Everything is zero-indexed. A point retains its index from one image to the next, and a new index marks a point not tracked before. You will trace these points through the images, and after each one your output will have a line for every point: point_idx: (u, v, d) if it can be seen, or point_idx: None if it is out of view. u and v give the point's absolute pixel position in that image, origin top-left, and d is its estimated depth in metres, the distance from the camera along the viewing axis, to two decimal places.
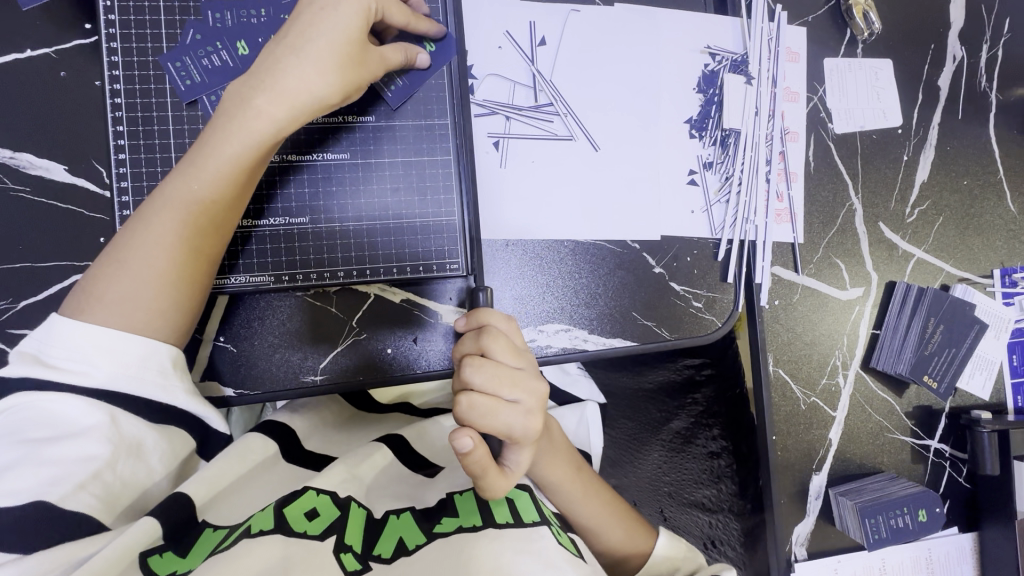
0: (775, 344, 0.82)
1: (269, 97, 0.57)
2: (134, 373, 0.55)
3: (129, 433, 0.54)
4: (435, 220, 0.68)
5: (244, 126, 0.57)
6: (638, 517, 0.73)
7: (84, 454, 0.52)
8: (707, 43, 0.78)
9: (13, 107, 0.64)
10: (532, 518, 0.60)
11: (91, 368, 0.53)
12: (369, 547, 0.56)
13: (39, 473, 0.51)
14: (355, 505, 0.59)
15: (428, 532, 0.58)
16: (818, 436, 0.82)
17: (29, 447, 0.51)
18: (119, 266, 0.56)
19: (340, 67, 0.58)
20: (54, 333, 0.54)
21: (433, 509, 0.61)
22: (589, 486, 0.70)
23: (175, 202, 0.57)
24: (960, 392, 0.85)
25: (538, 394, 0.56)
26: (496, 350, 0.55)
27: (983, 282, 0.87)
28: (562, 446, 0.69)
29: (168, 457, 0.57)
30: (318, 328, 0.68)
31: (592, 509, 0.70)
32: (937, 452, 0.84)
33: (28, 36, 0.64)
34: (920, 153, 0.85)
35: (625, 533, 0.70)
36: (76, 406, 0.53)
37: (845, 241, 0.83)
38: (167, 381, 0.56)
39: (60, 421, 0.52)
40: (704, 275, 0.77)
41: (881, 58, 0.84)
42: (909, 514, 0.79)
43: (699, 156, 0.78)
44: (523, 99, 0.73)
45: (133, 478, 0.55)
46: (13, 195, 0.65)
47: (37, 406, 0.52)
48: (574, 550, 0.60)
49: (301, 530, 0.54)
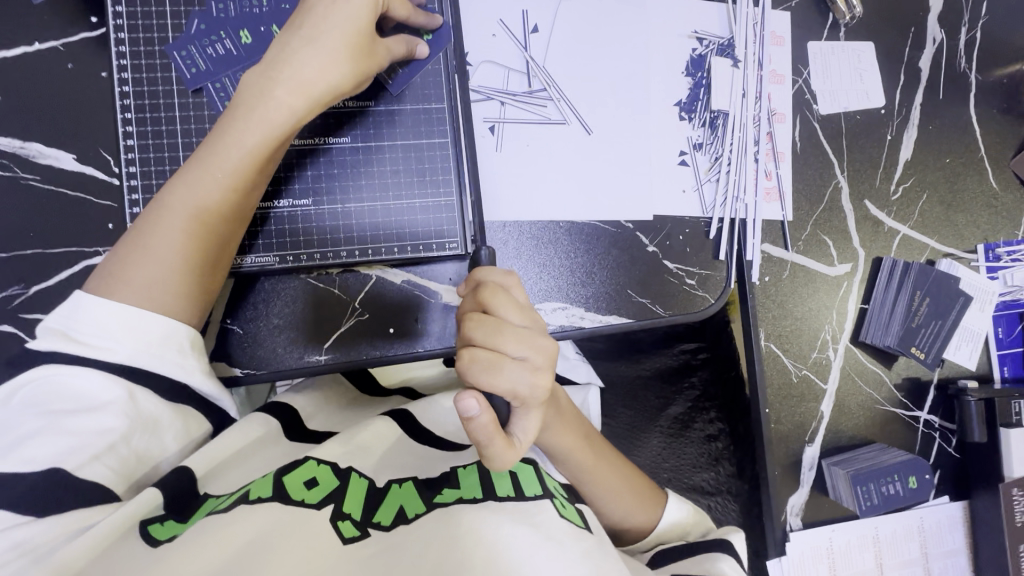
0: (766, 320, 0.84)
1: (287, 87, 0.59)
2: (155, 351, 0.56)
3: (147, 410, 0.56)
4: (433, 201, 0.71)
5: (262, 114, 0.59)
6: (645, 488, 0.74)
7: (102, 427, 0.54)
8: (695, 28, 0.81)
9: (22, 99, 0.66)
10: (536, 491, 0.62)
11: (113, 344, 0.55)
12: (368, 515, 0.58)
13: (58, 443, 0.52)
14: (356, 475, 0.61)
15: (428, 502, 0.60)
16: (810, 409, 0.85)
17: (51, 418, 0.53)
18: (140, 249, 0.58)
19: (352, 58, 0.60)
20: (79, 310, 0.56)
21: (435, 480, 0.63)
22: (595, 453, 0.71)
23: (195, 187, 0.59)
24: (947, 363, 0.88)
25: (544, 352, 0.57)
26: (501, 308, 0.56)
27: (967, 257, 0.89)
28: (569, 418, 0.69)
29: (181, 436, 0.59)
30: (322, 310, 0.70)
31: (601, 482, 0.71)
32: (926, 423, 0.87)
33: (37, 29, 0.66)
34: (903, 132, 0.88)
35: (627, 508, 0.72)
36: (98, 381, 0.54)
37: (833, 218, 0.85)
38: (185, 360, 0.58)
39: (79, 395, 0.54)
40: (696, 252, 0.79)
41: (863, 41, 0.86)
42: (900, 481, 0.81)
43: (689, 137, 0.80)
44: (517, 85, 0.76)
45: (145, 454, 0.57)
46: (23, 183, 0.67)
47: (59, 380, 0.54)
48: (579, 521, 0.62)
49: (298, 500, 0.56)
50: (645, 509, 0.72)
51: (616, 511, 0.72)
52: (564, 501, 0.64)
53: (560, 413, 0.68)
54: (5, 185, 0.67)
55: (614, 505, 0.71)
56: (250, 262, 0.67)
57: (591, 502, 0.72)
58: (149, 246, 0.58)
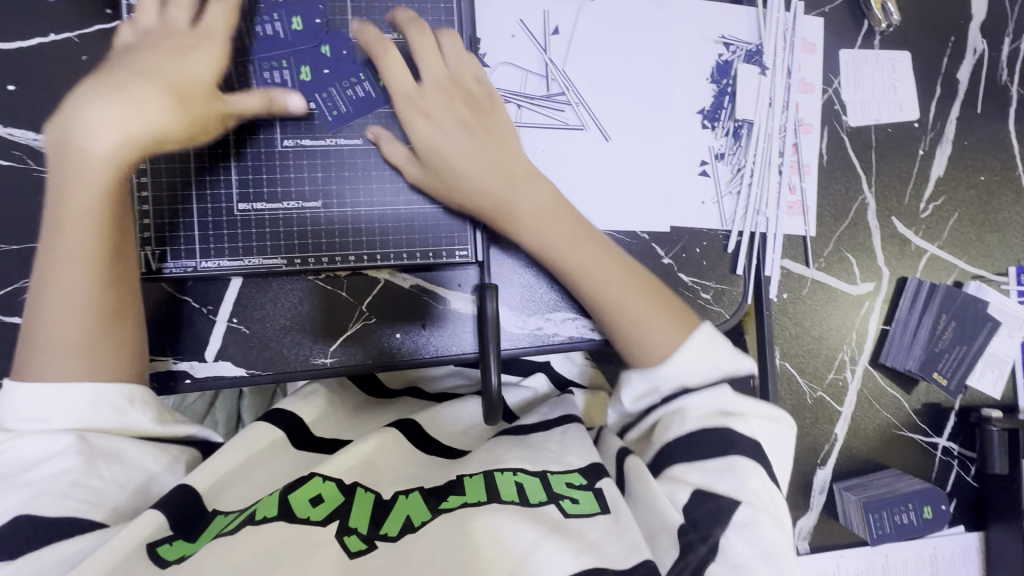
0: (783, 339, 0.81)
1: (95, 134, 0.54)
2: (89, 417, 0.53)
3: (100, 445, 0.51)
4: (445, 206, 0.69)
5: (79, 178, 0.55)
6: (662, 303, 0.63)
7: (58, 468, 0.49)
8: (721, 33, 0.77)
9: (37, 91, 0.66)
10: (539, 499, 0.53)
11: (44, 421, 0.52)
12: (376, 526, 0.51)
13: (17, 495, 0.47)
14: (361, 489, 0.54)
15: (434, 509, 0.52)
16: (824, 430, 0.82)
17: (3, 479, 0.48)
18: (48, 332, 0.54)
19: (161, 88, 0.57)
20: (9, 398, 0.52)
21: (440, 487, 0.55)
22: (586, 237, 0.65)
23: (76, 221, 0.55)
24: (970, 390, 0.85)
25: (441, 87, 0.66)
26: (409, 128, 0.65)
27: (997, 279, 0.86)
28: (594, 241, 0.64)
29: (159, 455, 0.54)
30: (329, 312, 0.70)
31: (632, 305, 0.62)
32: (945, 450, 0.85)
33: (51, 21, 0.66)
34: (936, 147, 0.84)
35: (661, 335, 0.61)
36: (39, 440, 0.50)
37: (857, 235, 0.82)
38: (126, 414, 0.54)
39: (30, 452, 0.50)
40: (713, 266, 0.76)
41: (899, 50, 0.83)
42: (916, 511, 0.79)
43: (711, 147, 0.77)
44: (535, 88, 0.74)
45: (126, 481, 0.52)
46: (35, 176, 0.66)
47: (4, 453, 0.50)
48: (592, 509, 0.52)
49: (304, 517, 0.50)
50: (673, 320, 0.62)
51: (668, 357, 0.61)
52: (574, 492, 0.54)
53: (517, 185, 0.64)
54: (17, 177, 0.66)
55: (645, 329, 0.62)
56: (213, 264, 0.65)
57: (629, 343, 0.63)
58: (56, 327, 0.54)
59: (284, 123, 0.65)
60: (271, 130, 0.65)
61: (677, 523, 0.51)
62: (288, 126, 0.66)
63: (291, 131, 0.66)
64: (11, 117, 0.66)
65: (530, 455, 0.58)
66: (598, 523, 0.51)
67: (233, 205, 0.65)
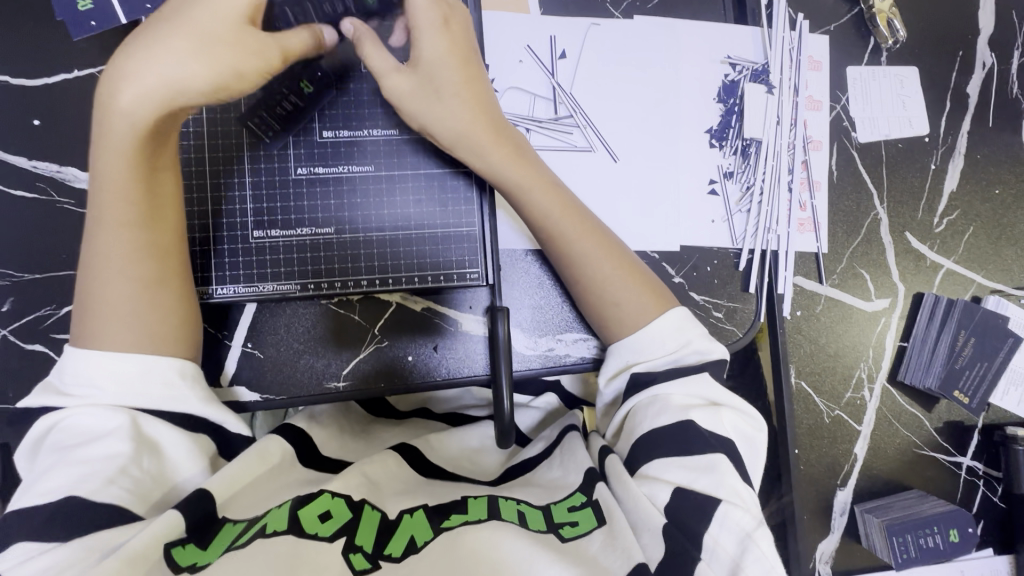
0: (798, 356, 0.80)
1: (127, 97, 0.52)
2: (141, 391, 0.52)
3: (150, 432, 0.51)
4: (456, 230, 0.70)
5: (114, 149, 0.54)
6: (640, 286, 0.64)
7: (109, 451, 0.48)
8: (727, 53, 0.78)
9: (62, 125, 0.68)
10: (538, 528, 0.50)
11: (97, 391, 0.51)
12: (380, 545, 0.48)
13: (66, 472, 0.47)
14: (368, 507, 0.51)
15: (438, 528, 0.50)
16: (844, 450, 0.81)
17: (58, 454, 0.48)
18: (99, 307, 0.55)
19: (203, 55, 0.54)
20: (68, 365, 0.53)
21: (445, 504, 0.53)
22: (576, 220, 0.65)
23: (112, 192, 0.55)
24: (993, 408, 0.84)
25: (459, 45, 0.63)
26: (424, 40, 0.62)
27: (1017, 294, 0.85)
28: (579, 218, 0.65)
29: (196, 452, 0.53)
30: (342, 336, 0.70)
31: (610, 280, 0.64)
32: (969, 470, 0.83)
33: (76, 58, 0.68)
34: (948, 161, 0.83)
35: (639, 312, 0.63)
36: (100, 413, 0.50)
37: (871, 250, 0.81)
38: (175, 392, 0.54)
39: (87, 430, 0.50)
40: (724, 284, 0.75)
41: (906, 65, 0.83)
42: (941, 534, 0.77)
43: (720, 165, 0.77)
44: (543, 112, 0.75)
45: (161, 476, 0.50)
46: (58, 207, 0.68)
47: (65, 423, 0.50)
48: (586, 529, 0.50)
49: (312, 533, 0.45)
50: (650, 295, 0.63)
51: (640, 328, 0.63)
52: (568, 513, 0.52)
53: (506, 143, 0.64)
54: (41, 209, 0.68)
55: (620, 295, 0.64)
56: (230, 291, 0.66)
57: (607, 313, 0.65)
58: (102, 301, 0.55)
59: (294, 155, 0.67)
60: (286, 158, 0.67)
61: (662, 522, 0.49)
62: (302, 154, 0.67)
63: (304, 160, 0.67)
64: (37, 151, 0.68)
65: (542, 491, 0.56)
66: (595, 540, 0.49)
67: (249, 232, 0.66)
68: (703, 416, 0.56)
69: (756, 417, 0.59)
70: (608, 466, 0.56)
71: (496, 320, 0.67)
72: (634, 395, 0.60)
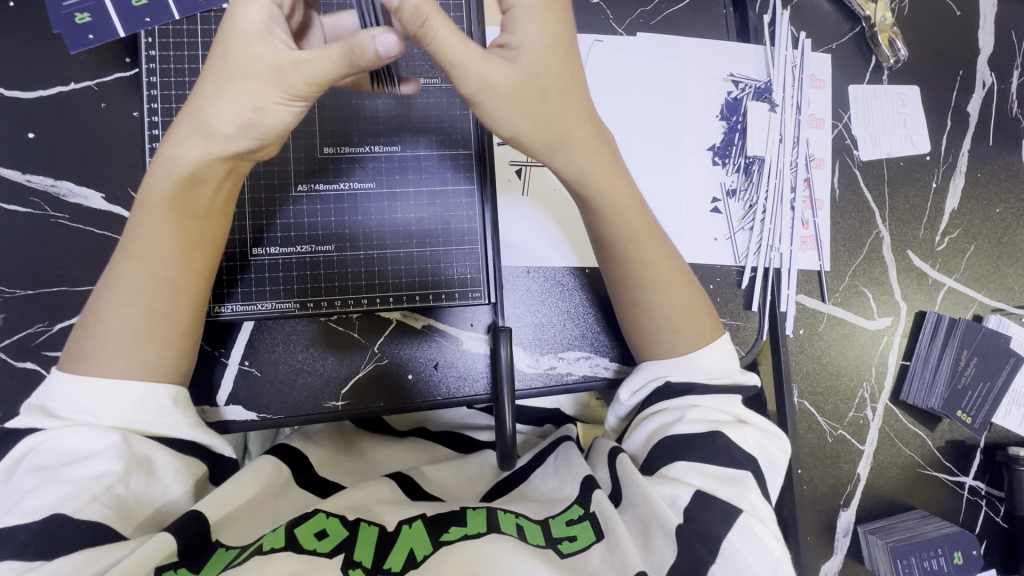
0: (800, 375, 0.79)
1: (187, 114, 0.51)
2: (133, 415, 0.50)
3: (140, 450, 0.49)
4: (457, 249, 0.69)
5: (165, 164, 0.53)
6: (697, 310, 0.63)
7: (96, 470, 0.46)
8: (730, 71, 0.78)
9: (57, 138, 0.67)
10: (537, 541, 0.49)
11: (90, 416, 0.49)
12: (380, 562, 0.46)
13: (51, 492, 0.44)
14: (365, 524, 0.49)
15: (437, 541, 0.48)
16: (847, 470, 0.80)
17: (40, 474, 0.45)
18: (110, 325, 0.52)
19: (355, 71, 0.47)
20: (57, 384, 0.51)
21: (443, 515, 0.51)
22: (606, 150, 0.59)
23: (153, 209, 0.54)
24: (994, 427, 0.84)
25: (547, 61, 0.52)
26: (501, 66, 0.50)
27: (1017, 313, 0.85)
28: (654, 242, 0.62)
29: (185, 474, 0.51)
30: (339, 353, 0.69)
31: (666, 299, 0.62)
32: (972, 489, 0.83)
33: (73, 69, 0.67)
34: (949, 180, 0.83)
35: (695, 329, 0.62)
36: (87, 435, 0.48)
37: (873, 268, 0.81)
38: (169, 417, 0.52)
39: (70, 452, 0.47)
40: (727, 302, 0.75)
41: (907, 84, 0.83)
42: (946, 556, 0.77)
43: (722, 183, 0.77)
44: None
45: (146, 498, 0.48)
46: (51, 222, 0.67)
47: (45, 446, 0.47)
48: (583, 543, 0.49)
49: (310, 550, 0.45)
50: (703, 325, 0.62)
51: (687, 349, 0.61)
52: (564, 527, 0.51)
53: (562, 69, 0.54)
54: (33, 223, 0.66)
55: (674, 321, 0.62)
56: (228, 310, 0.65)
57: (650, 338, 0.63)
58: (114, 319, 0.52)
59: (294, 174, 0.66)
60: (285, 176, 0.66)
61: (677, 524, 0.48)
62: (302, 171, 0.66)
63: (304, 177, 0.66)
64: (31, 164, 0.67)
65: (540, 504, 0.54)
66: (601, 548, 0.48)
67: (248, 250, 0.65)
68: (731, 432, 0.55)
69: (780, 441, 0.58)
70: (619, 468, 0.54)
71: (497, 340, 0.66)
72: (660, 402, 0.59)
